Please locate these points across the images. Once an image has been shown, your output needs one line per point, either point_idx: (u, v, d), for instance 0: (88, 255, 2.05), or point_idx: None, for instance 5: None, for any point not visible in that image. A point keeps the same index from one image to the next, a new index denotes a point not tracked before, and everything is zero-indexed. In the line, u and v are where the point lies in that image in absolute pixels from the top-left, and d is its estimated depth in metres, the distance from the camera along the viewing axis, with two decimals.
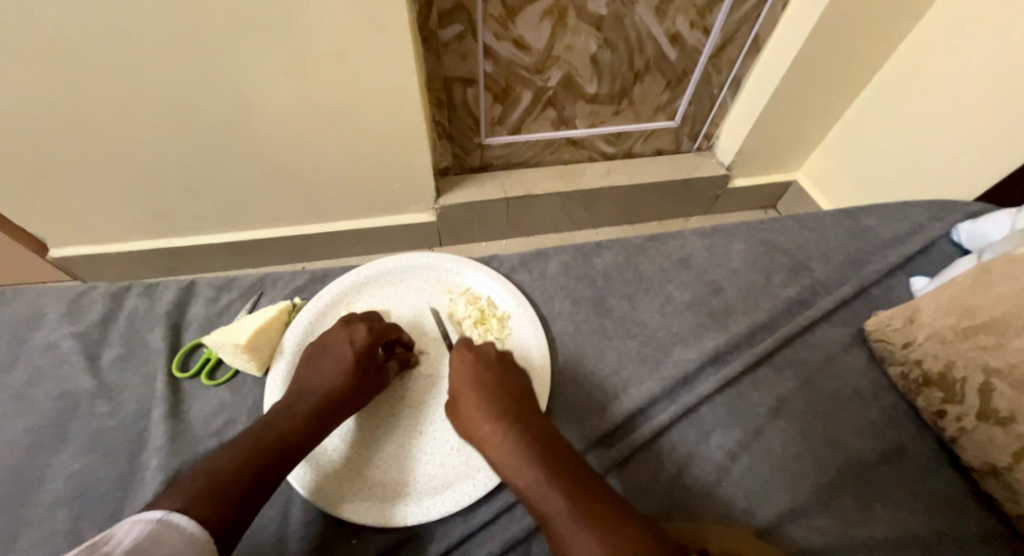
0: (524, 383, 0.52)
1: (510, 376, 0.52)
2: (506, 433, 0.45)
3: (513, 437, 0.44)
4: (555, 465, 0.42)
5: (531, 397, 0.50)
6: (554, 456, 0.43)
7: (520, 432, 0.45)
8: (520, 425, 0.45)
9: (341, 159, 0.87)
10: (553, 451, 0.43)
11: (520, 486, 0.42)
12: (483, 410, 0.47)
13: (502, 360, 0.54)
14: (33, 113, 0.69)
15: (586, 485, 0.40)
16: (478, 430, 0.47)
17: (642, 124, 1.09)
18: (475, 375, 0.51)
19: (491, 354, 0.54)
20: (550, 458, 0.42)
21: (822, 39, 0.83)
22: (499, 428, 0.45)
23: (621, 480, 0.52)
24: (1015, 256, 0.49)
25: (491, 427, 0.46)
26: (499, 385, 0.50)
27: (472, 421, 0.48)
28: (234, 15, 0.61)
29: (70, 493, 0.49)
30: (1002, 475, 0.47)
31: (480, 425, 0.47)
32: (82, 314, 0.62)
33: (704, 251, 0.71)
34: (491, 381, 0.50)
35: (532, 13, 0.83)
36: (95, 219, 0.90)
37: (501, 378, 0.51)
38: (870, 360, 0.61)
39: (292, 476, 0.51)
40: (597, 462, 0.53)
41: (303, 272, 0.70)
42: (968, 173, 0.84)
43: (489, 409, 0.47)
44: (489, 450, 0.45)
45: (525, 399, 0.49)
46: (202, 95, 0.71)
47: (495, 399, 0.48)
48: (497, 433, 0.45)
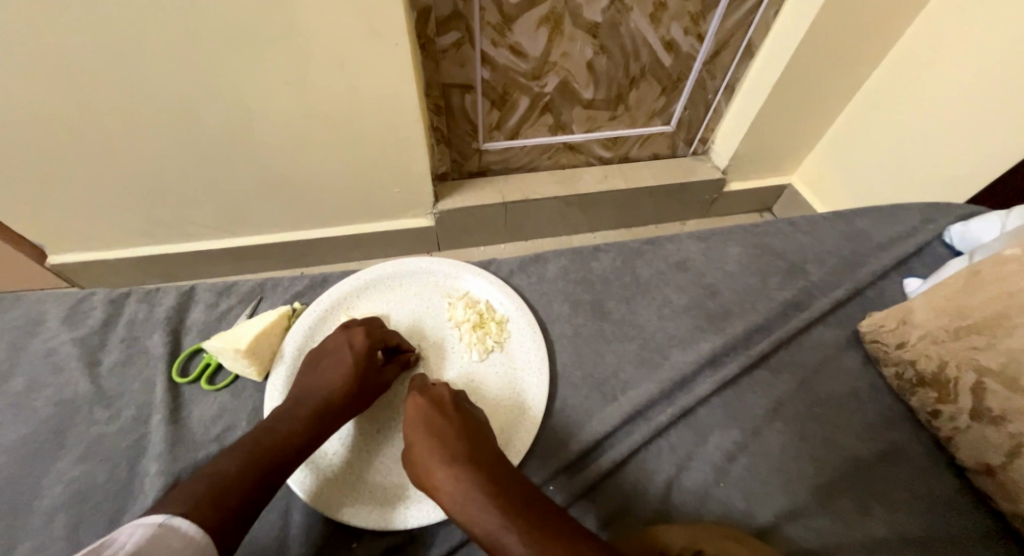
0: (480, 421, 0.48)
1: (463, 414, 0.48)
2: (460, 477, 0.41)
3: (468, 481, 0.40)
4: (514, 507, 0.38)
5: (487, 435, 0.46)
6: (512, 496, 0.39)
7: (475, 475, 0.41)
8: (474, 466, 0.41)
9: (341, 165, 0.87)
10: (512, 492, 0.40)
11: (479, 533, 0.38)
12: (434, 454, 0.43)
13: (457, 398, 0.50)
14: (33, 120, 0.69)
15: (549, 526, 0.37)
16: (430, 476, 0.42)
17: (638, 129, 1.10)
18: (426, 417, 0.46)
19: (446, 391, 0.50)
20: (510, 503, 0.38)
21: (814, 45, 0.85)
22: (452, 473, 0.41)
23: (584, 511, 0.50)
24: (1005, 257, 0.50)
25: (444, 471, 0.42)
26: (452, 425, 0.46)
27: (424, 467, 0.43)
28: (234, 22, 0.62)
29: (70, 499, 0.49)
30: (996, 474, 0.48)
31: (432, 472, 0.42)
32: (82, 320, 0.62)
33: (700, 254, 0.72)
34: (444, 421, 0.46)
35: (529, 20, 0.84)
36: (95, 225, 0.91)
37: (455, 416, 0.47)
38: (866, 361, 0.62)
39: (292, 481, 0.51)
40: (560, 495, 0.51)
41: (303, 277, 0.70)
42: (961, 176, 0.85)
43: (441, 452, 0.43)
44: (443, 499, 0.41)
45: (480, 437, 0.45)
46: (203, 103, 0.72)
47: (447, 440, 0.44)
48: (450, 477, 0.41)
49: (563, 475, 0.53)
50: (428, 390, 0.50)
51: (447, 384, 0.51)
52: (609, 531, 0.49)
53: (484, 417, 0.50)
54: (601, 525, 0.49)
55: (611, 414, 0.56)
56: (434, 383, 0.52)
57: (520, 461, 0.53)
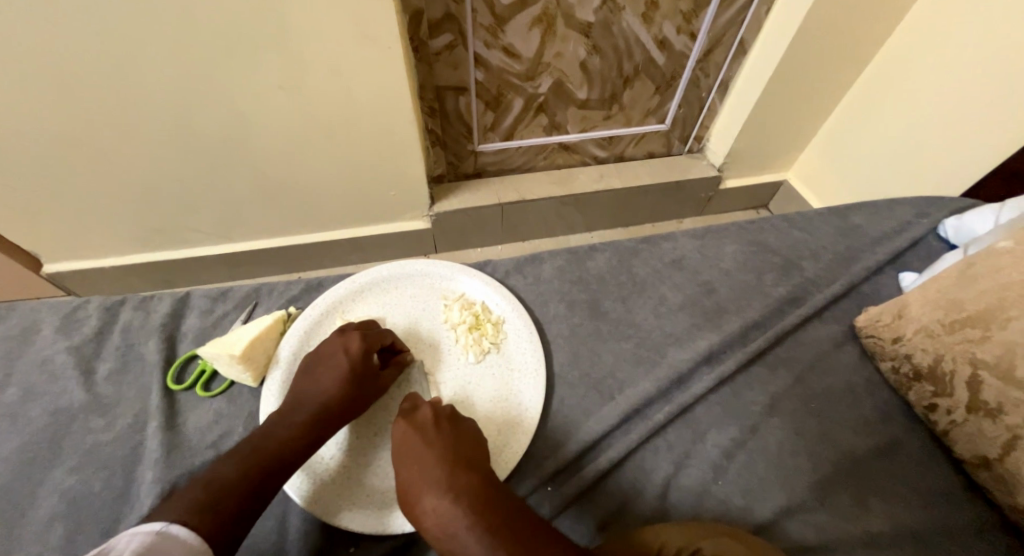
0: (466, 437, 0.47)
1: (447, 433, 0.46)
2: (442, 507, 0.40)
3: (449, 511, 0.39)
4: (495, 539, 0.37)
5: (473, 453, 0.45)
6: (495, 525, 0.38)
7: (456, 504, 0.39)
8: (456, 493, 0.40)
9: (335, 169, 0.87)
10: (495, 520, 0.39)
11: None
12: (417, 483, 0.42)
13: (442, 415, 0.49)
14: (25, 129, 0.69)
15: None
16: (414, 506, 0.42)
17: (633, 128, 1.10)
18: (410, 443, 0.46)
19: (428, 411, 0.49)
20: (491, 534, 0.37)
21: (806, 41, 0.85)
22: (434, 503, 0.40)
23: (569, 523, 0.49)
24: (1000, 249, 0.50)
25: (427, 501, 0.41)
26: (434, 449, 0.45)
27: (409, 496, 0.43)
28: (225, 27, 0.62)
29: (66, 508, 0.49)
30: (994, 467, 0.48)
31: (416, 502, 0.42)
32: (77, 328, 0.62)
33: (696, 252, 0.72)
34: (426, 445, 0.45)
35: (522, 21, 0.84)
36: (90, 233, 0.90)
37: (439, 438, 0.46)
38: (862, 356, 0.62)
39: (288, 487, 0.51)
40: (545, 508, 0.50)
41: (298, 281, 0.70)
42: (956, 170, 0.85)
43: (423, 480, 0.42)
44: (429, 529, 0.40)
45: (465, 457, 0.44)
46: (195, 109, 0.72)
47: (429, 467, 0.43)
48: (432, 508, 0.40)
49: (552, 483, 0.52)
50: (411, 413, 0.49)
51: (438, 400, 0.51)
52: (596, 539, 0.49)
53: (476, 430, 0.49)
54: (591, 533, 0.49)
55: (609, 414, 0.56)
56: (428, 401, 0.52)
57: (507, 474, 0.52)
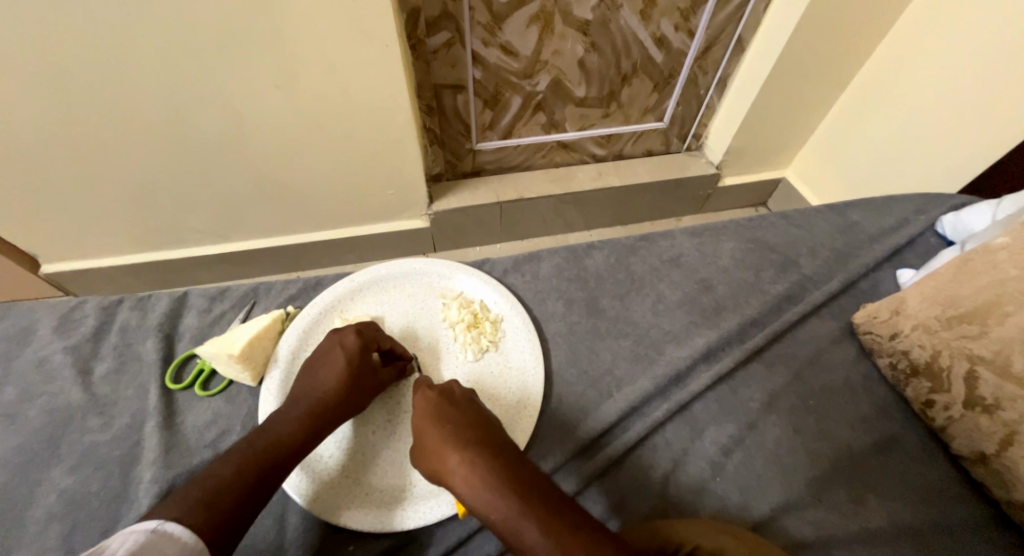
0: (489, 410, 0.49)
1: (473, 405, 0.47)
2: (476, 463, 0.40)
3: (483, 466, 0.40)
4: (532, 496, 0.38)
5: (495, 423, 0.46)
6: (528, 484, 0.39)
7: (489, 461, 0.40)
8: (488, 452, 0.41)
9: (333, 168, 0.87)
10: (529, 480, 0.40)
11: (495, 520, 0.38)
12: (448, 441, 0.42)
13: (466, 391, 0.49)
14: (21, 129, 0.69)
15: (568, 515, 0.37)
16: (442, 463, 0.42)
17: (632, 126, 1.10)
18: (436, 407, 0.46)
19: (457, 387, 0.49)
20: (527, 489, 0.38)
21: (805, 37, 0.85)
22: (466, 458, 0.41)
23: (593, 499, 0.51)
24: (995, 245, 0.50)
25: (458, 456, 0.41)
26: (464, 415, 0.45)
27: (437, 454, 0.43)
28: (222, 25, 0.61)
29: (63, 508, 0.49)
30: (990, 462, 0.48)
31: (445, 458, 0.42)
32: (74, 328, 0.62)
33: (694, 250, 0.72)
34: (456, 410, 0.46)
35: (520, 19, 0.84)
36: (88, 233, 0.90)
37: (466, 407, 0.47)
38: (860, 352, 0.62)
39: (287, 485, 0.51)
40: (570, 483, 0.51)
41: (296, 280, 0.70)
42: (954, 167, 0.85)
43: (455, 438, 0.43)
44: (457, 485, 0.40)
45: (491, 426, 0.45)
46: (193, 109, 0.72)
47: (461, 427, 0.44)
48: (465, 463, 0.41)
49: (570, 463, 0.53)
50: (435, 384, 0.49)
51: (458, 381, 0.50)
52: (616, 521, 0.50)
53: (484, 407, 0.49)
54: (609, 514, 0.50)
55: (609, 410, 0.56)
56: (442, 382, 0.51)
57: (526, 447, 0.54)
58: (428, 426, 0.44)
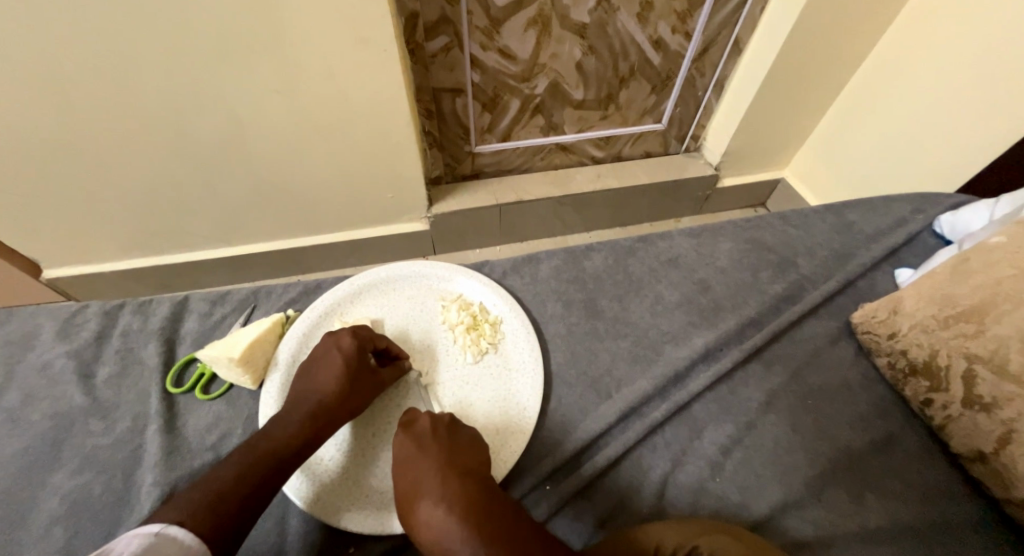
0: (473, 442, 0.48)
1: (443, 443, 0.46)
2: (436, 513, 0.39)
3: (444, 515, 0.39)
4: (489, 546, 0.36)
5: (471, 459, 0.45)
6: (487, 530, 0.37)
7: (451, 508, 0.39)
8: (451, 498, 0.40)
9: (333, 172, 0.88)
10: (493, 525, 0.38)
11: None
12: (414, 491, 0.42)
13: (439, 424, 0.48)
14: (24, 134, 0.69)
15: None
16: (409, 513, 0.41)
17: (630, 128, 1.11)
18: (408, 451, 0.46)
19: (429, 421, 0.48)
20: (485, 537, 0.37)
21: (801, 38, 0.85)
22: (428, 507, 0.40)
23: (565, 524, 0.50)
24: (992, 244, 0.50)
25: (422, 508, 0.40)
26: (431, 458, 0.44)
27: (405, 506, 0.42)
28: (223, 29, 0.62)
29: (65, 512, 0.49)
30: (989, 461, 0.48)
31: (410, 509, 0.41)
32: (76, 332, 0.62)
33: (692, 250, 0.72)
34: (425, 453, 0.45)
35: (518, 22, 0.85)
36: (90, 238, 0.91)
37: (435, 447, 0.46)
38: (858, 352, 0.62)
39: (287, 488, 0.51)
40: (540, 509, 0.50)
41: (296, 284, 0.70)
42: (951, 166, 0.86)
43: (420, 487, 0.42)
44: (423, 538, 0.39)
45: (466, 464, 0.44)
46: (195, 114, 0.72)
47: (427, 472, 0.43)
48: (428, 512, 0.40)
49: (557, 475, 0.53)
50: (411, 423, 0.49)
51: (440, 412, 0.51)
52: (599, 534, 0.49)
53: (474, 434, 0.49)
54: (591, 529, 0.49)
55: (606, 412, 0.56)
56: (416, 413, 0.50)
57: (517, 459, 0.54)
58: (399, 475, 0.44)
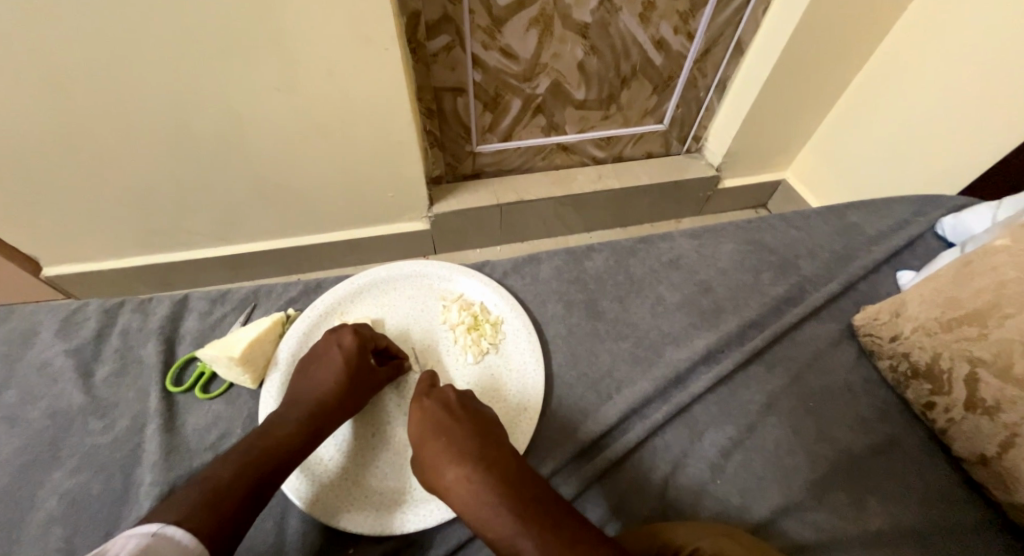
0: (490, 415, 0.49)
1: (472, 413, 0.47)
2: (471, 479, 0.41)
3: (478, 482, 0.40)
4: (527, 512, 0.38)
5: (496, 430, 0.47)
6: (525, 497, 0.39)
7: (487, 475, 0.41)
8: (485, 465, 0.42)
9: (333, 171, 0.88)
10: (528, 494, 0.40)
11: (491, 536, 0.38)
12: (443, 456, 0.43)
13: (463, 397, 0.50)
14: (23, 131, 0.69)
15: (562, 530, 0.37)
16: (439, 477, 0.43)
17: (632, 128, 1.10)
18: (434, 419, 0.46)
19: (452, 393, 0.49)
20: (523, 503, 0.39)
21: (804, 39, 0.85)
22: (462, 473, 0.41)
23: (591, 500, 0.51)
24: (995, 247, 0.50)
25: (455, 471, 0.42)
26: (462, 425, 0.45)
27: (434, 469, 0.43)
28: (224, 27, 0.62)
29: (64, 511, 0.49)
30: (992, 464, 0.48)
31: (441, 474, 0.43)
32: (76, 331, 0.62)
33: (693, 251, 0.72)
34: (453, 422, 0.46)
35: (520, 22, 0.84)
36: (90, 236, 0.91)
37: (462, 416, 0.47)
38: (860, 354, 0.62)
39: (287, 486, 0.51)
40: (567, 487, 0.51)
41: (297, 283, 0.70)
42: (953, 168, 0.86)
43: (452, 451, 0.43)
44: (453, 500, 0.41)
45: (493, 434, 0.46)
46: (195, 112, 0.72)
47: (456, 440, 0.44)
48: (461, 478, 0.41)
49: (561, 472, 0.53)
50: (434, 393, 0.49)
51: (452, 385, 0.51)
52: (613, 526, 0.49)
53: (489, 411, 0.50)
54: (604, 522, 0.50)
55: (608, 412, 0.56)
56: (439, 385, 0.52)
57: (524, 453, 0.54)
58: (425, 441, 0.45)
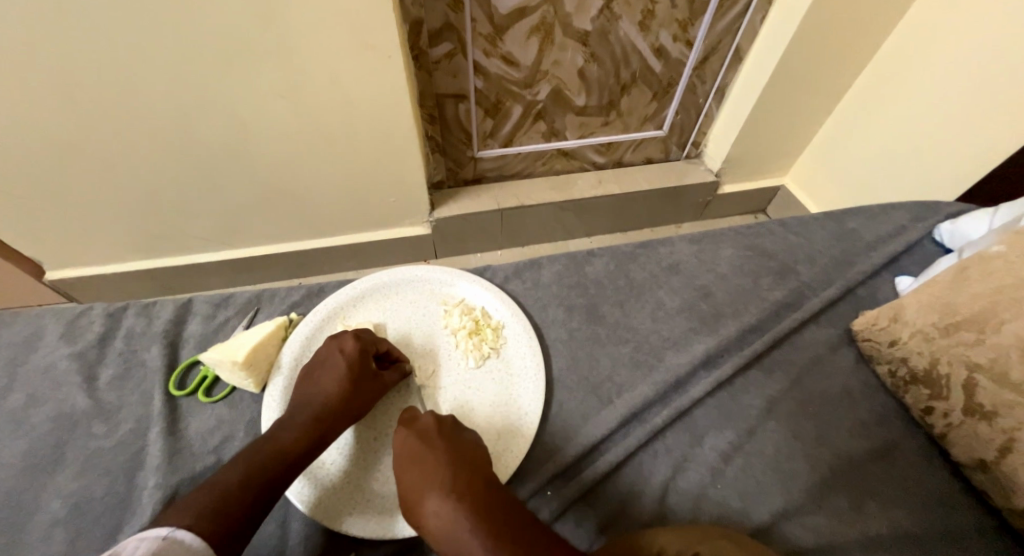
0: (473, 438, 0.49)
1: (449, 439, 0.47)
2: (445, 513, 0.41)
3: (452, 516, 0.41)
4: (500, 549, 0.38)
5: (474, 455, 0.47)
6: (498, 532, 0.39)
7: (460, 510, 0.41)
8: (459, 498, 0.42)
9: (336, 176, 0.88)
10: (503, 527, 0.40)
11: None
12: (419, 488, 0.44)
13: (443, 421, 0.50)
14: (30, 136, 0.70)
15: None
16: (415, 508, 0.43)
17: (631, 134, 1.11)
18: (411, 448, 0.47)
19: (430, 418, 0.49)
20: (496, 538, 0.39)
21: (801, 47, 0.86)
22: (436, 507, 0.42)
23: (569, 528, 0.50)
24: (992, 253, 0.51)
25: (430, 503, 0.42)
26: (436, 454, 0.46)
27: (411, 500, 0.44)
28: (229, 35, 0.63)
29: (67, 514, 0.50)
30: (990, 469, 0.48)
31: (417, 506, 0.43)
32: (80, 334, 0.63)
33: (693, 256, 0.73)
34: (429, 452, 0.46)
35: (521, 30, 0.86)
36: (92, 240, 0.91)
37: (439, 443, 0.47)
38: (859, 359, 0.62)
39: (290, 492, 0.51)
40: (544, 511, 0.50)
41: (299, 287, 0.70)
42: (951, 174, 0.86)
43: (429, 482, 0.44)
44: (430, 533, 0.42)
45: (471, 460, 0.46)
46: (200, 118, 0.73)
47: (431, 472, 0.44)
48: (435, 512, 0.42)
49: (559, 480, 0.53)
50: (414, 421, 0.49)
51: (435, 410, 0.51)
52: (600, 541, 0.49)
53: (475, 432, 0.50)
54: (598, 531, 0.49)
55: (607, 418, 0.56)
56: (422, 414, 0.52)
57: (513, 466, 0.53)
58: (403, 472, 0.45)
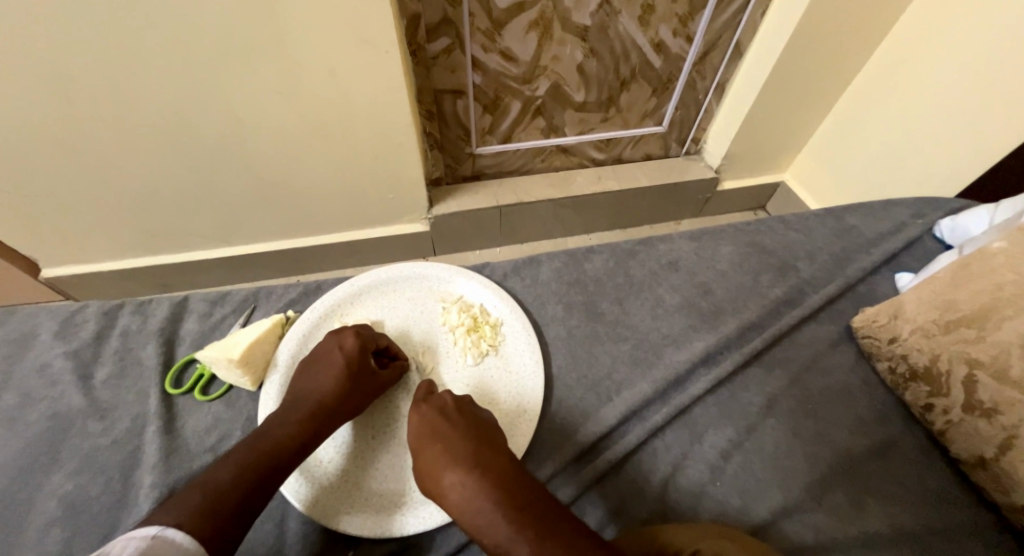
0: (489, 419, 0.50)
1: (468, 417, 0.48)
2: (466, 485, 0.41)
3: (474, 487, 0.41)
4: (522, 518, 0.38)
5: (491, 433, 0.47)
6: (520, 503, 0.40)
7: (481, 481, 0.41)
8: (479, 471, 0.42)
9: (334, 173, 0.88)
10: (524, 499, 0.40)
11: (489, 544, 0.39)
12: (439, 462, 0.44)
13: (462, 401, 0.50)
14: (23, 133, 0.69)
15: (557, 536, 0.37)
16: (436, 482, 0.43)
17: (631, 130, 1.11)
18: (430, 424, 0.47)
19: (449, 396, 0.50)
20: (518, 509, 0.39)
21: (803, 42, 0.86)
22: (458, 479, 0.42)
23: (589, 505, 0.51)
24: (993, 250, 0.50)
25: (451, 476, 0.43)
26: (456, 430, 0.46)
27: (431, 474, 0.44)
28: (224, 31, 0.62)
29: (62, 513, 0.49)
30: (990, 466, 0.48)
31: (438, 479, 0.43)
32: (75, 332, 0.62)
33: (692, 253, 0.72)
34: (448, 428, 0.46)
35: (519, 25, 0.85)
36: (88, 237, 0.90)
37: (458, 420, 0.47)
38: (859, 356, 0.62)
39: (286, 489, 0.51)
40: (564, 491, 0.51)
41: (296, 284, 0.70)
42: (951, 171, 0.86)
43: (449, 457, 0.44)
44: (450, 506, 0.42)
45: (489, 437, 0.46)
46: (195, 115, 0.72)
47: (451, 447, 0.45)
48: (456, 484, 0.42)
49: (563, 473, 0.53)
50: (433, 398, 0.50)
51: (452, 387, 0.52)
52: (612, 529, 0.49)
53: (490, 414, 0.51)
54: (605, 523, 0.50)
55: (608, 414, 0.56)
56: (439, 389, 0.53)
57: (523, 454, 0.54)
58: (423, 446, 0.46)
